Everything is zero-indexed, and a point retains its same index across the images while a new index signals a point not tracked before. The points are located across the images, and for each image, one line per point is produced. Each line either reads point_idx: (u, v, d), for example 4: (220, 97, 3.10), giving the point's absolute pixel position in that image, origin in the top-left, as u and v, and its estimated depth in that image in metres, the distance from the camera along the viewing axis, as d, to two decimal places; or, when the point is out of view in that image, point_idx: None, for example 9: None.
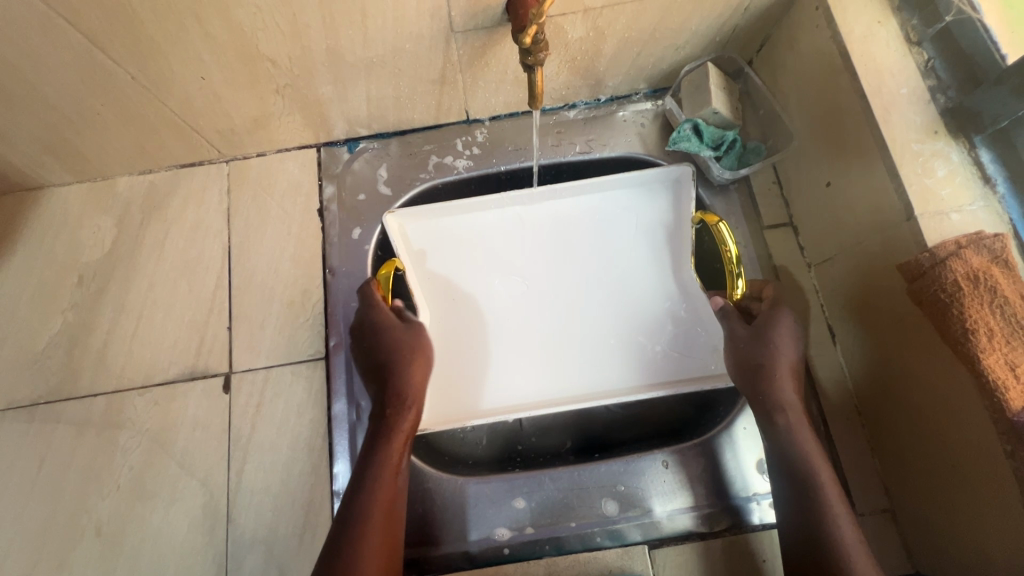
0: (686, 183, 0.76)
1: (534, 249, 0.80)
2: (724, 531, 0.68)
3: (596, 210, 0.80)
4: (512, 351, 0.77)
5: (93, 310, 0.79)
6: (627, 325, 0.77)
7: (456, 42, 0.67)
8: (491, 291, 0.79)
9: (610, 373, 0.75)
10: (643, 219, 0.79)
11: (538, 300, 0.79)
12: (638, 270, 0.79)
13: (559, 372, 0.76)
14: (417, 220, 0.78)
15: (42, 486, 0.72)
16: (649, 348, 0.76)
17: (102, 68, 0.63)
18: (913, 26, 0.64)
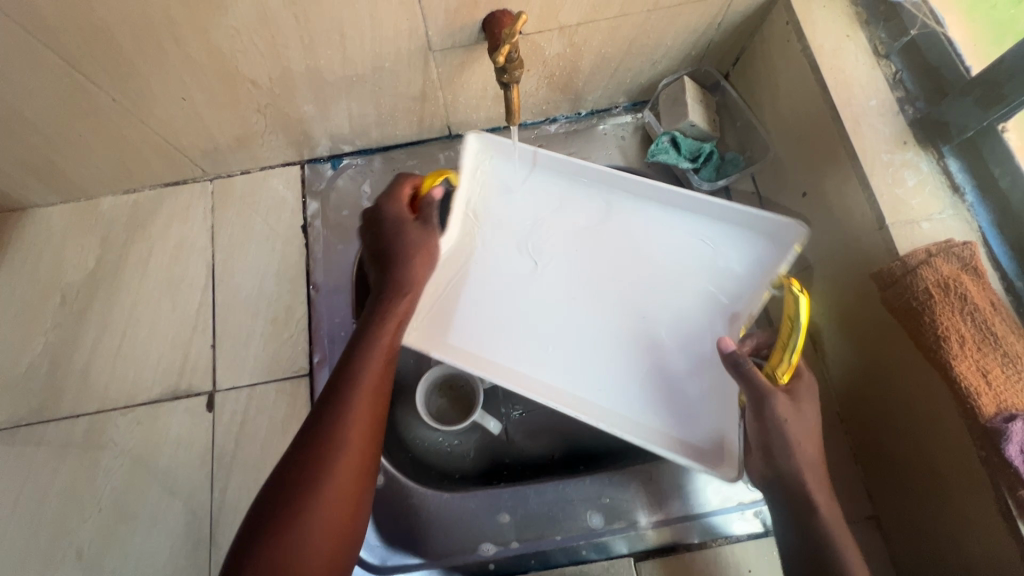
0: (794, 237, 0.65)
1: (577, 224, 0.73)
2: (709, 542, 0.68)
3: (667, 239, 0.70)
4: (512, 326, 0.69)
5: (76, 329, 0.79)
6: (644, 353, 0.68)
7: (434, 61, 0.68)
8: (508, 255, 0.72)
9: (601, 379, 0.67)
10: (717, 262, 0.69)
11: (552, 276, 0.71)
12: (682, 313, 0.68)
13: (546, 351, 0.68)
14: (488, 153, 0.74)
15: (24, 509, 0.71)
16: (655, 408, 0.65)
17: (84, 90, 0.63)
18: (881, 39, 0.66)
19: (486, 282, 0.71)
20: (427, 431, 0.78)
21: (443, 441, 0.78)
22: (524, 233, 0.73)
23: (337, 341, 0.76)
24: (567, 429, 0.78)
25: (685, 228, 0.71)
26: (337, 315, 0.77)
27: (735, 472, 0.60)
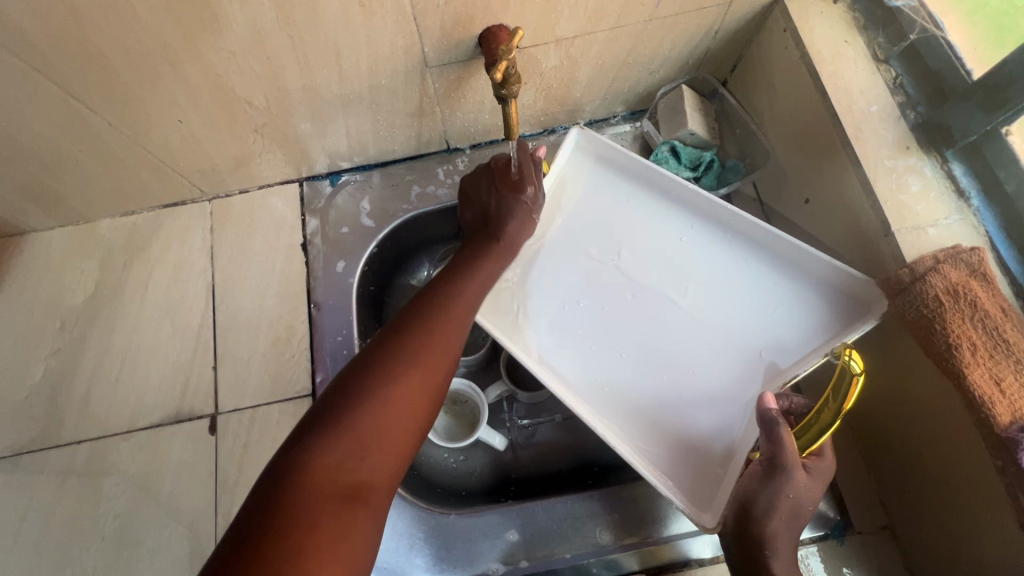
0: (868, 319, 0.59)
1: (649, 234, 0.71)
2: (723, 557, 0.66)
3: (729, 288, 0.67)
4: (570, 324, 0.68)
5: (75, 354, 0.78)
6: (670, 382, 0.64)
7: (431, 76, 0.68)
8: (574, 253, 0.71)
9: (629, 384, 0.65)
10: (774, 321, 0.64)
11: (611, 276, 0.70)
12: (721, 363, 0.64)
13: (594, 347, 0.67)
14: (583, 158, 0.75)
15: (26, 539, 0.70)
16: (665, 447, 0.61)
17: (79, 115, 0.63)
18: (879, 44, 0.66)
19: (547, 275, 0.70)
20: (432, 448, 0.78)
21: (447, 458, 0.78)
22: (596, 233, 0.72)
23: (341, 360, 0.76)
24: (575, 444, 0.78)
25: (748, 275, 0.67)
26: (341, 333, 0.78)
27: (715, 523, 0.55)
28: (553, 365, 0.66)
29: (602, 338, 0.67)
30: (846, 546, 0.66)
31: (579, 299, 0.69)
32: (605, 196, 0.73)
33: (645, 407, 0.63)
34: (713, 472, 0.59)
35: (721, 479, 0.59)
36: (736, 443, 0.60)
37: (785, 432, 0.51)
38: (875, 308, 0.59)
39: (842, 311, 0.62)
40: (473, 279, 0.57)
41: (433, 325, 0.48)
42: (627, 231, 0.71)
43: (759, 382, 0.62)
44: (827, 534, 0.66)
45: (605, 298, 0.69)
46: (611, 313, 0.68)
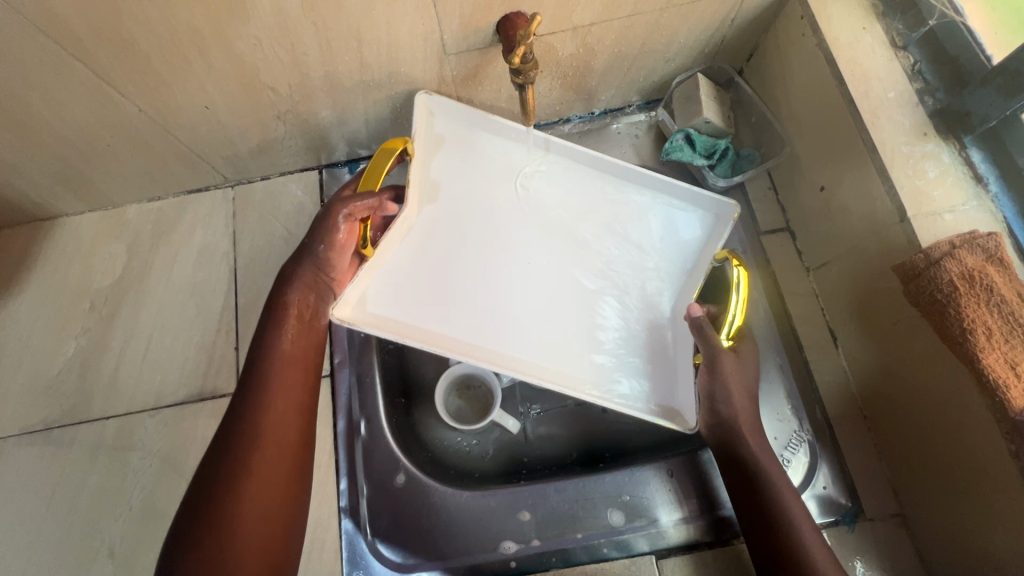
0: (728, 220, 0.70)
1: (526, 193, 0.75)
2: (731, 540, 0.68)
3: (625, 220, 0.74)
4: (487, 299, 0.71)
5: (104, 334, 0.81)
6: (603, 321, 0.72)
7: (449, 63, 0.69)
8: (448, 229, 0.72)
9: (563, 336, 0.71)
10: (666, 239, 0.73)
11: (494, 249, 0.73)
12: (634, 286, 0.73)
13: (504, 321, 0.70)
14: (447, 116, 0.72)
15: (58, 509, 0.73)
16: (619, 376, 0.69)
17: (111, 101, 0.65)
18: (898, 31, 0.65)
19: (434, 257, 0.71)
20: (446, 432, 0.79)
21: (462, 441, 0.78)
22: (460, 207, 0.73)
23: (358, 343, 0.77)
24: (586, 427, 0.78)
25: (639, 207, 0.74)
26: None
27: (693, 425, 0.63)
28: (478, 348, 0.67)
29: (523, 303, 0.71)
30: (856, 533, 0.66)
31: (464, 275, 0.71)
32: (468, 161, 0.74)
33: (581, 357, 0.70)
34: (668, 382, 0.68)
35: (675, 380, 0.68)
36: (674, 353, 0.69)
37: (712, 332, 0.63)
38: (727, 210, 0.70)
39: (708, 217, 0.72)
40: (278, 399, 0.58)
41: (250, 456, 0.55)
42: (494, 201, 0.74)
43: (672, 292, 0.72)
44: (837, 520, 0.67)
45: (518, 263, 0.73)
46: (503, 285, 0.72)
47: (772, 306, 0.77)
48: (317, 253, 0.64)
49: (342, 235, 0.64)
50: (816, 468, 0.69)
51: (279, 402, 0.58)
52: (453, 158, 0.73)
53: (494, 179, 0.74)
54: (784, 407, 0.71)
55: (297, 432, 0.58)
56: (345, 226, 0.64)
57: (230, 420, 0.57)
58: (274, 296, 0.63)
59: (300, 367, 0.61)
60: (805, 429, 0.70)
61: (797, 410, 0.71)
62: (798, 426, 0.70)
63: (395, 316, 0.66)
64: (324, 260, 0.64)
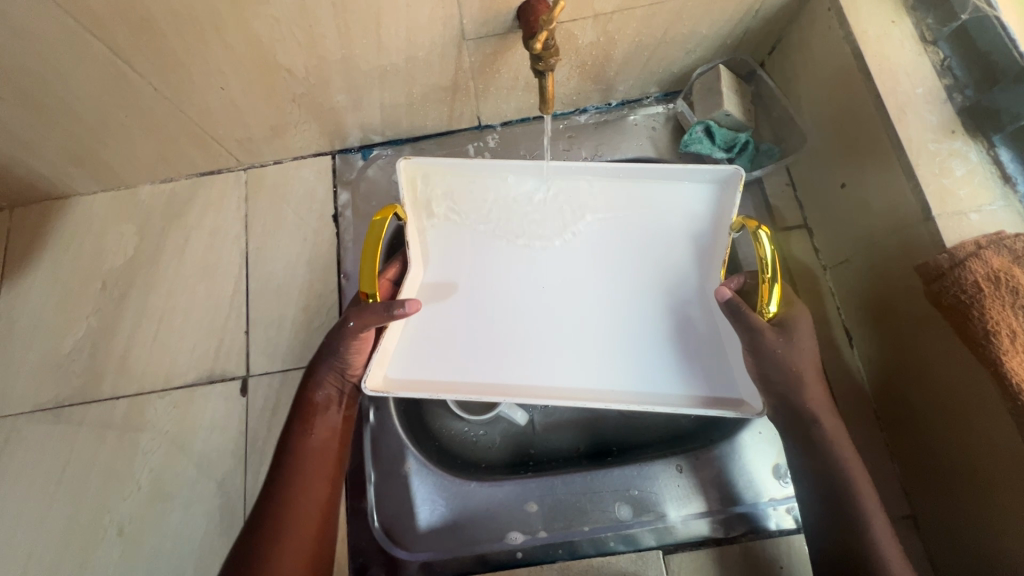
0: (733, 187, 0.63)
1: (531, 222, 0.70)
2: (741, 538, 0.68)
3: (636, 215, 0.68)
4: (520, 332, 0.67)
5: (115, 314, 0.81)
6: (647, 326, 0.66)
7: (468, 49, 0.68)
8: (467, 269, 0.69)
9: (604, 351, 0.65)
10: (682, 219, 0.67)
11: (516, 285, 0.69)
12: (668, 275, 0.67)
13: (543, 357, 0.66)
14: (424, 173, 0.67)
15: (67, 487, 0.74)
16: (665, 378, 0.63)
17: (126, 79, 0.65)
18: (928, 25, 0.64)
19: (457, 300, 0.68)
20: (453, 421, 0.78)
21: (469, 430, 0.78)
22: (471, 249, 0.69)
23: None
24: (593, 422, 0.78)
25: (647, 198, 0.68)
26: None
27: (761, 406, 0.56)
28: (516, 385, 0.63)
29: (562, 328, 0.67)
30: None
31: (492, 317, 0.67)
32: (467, 201, 0.69)
33: (623, 375, 0.64)
34: (721, 372, 0.62)
35: (729, 364, 0.62)
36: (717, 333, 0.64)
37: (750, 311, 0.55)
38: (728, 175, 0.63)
39: (710, 185, 0.65)
40: (305, 486, 0.57)
41: (278, 538, 0.54)
42: (507, 238, 0.70)
43: (703, 274, 0.66)
44: None
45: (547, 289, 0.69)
46: (533, 321, 0.68)
47: None
48: (336, 352, 0.59)
49: (360, 339, 0.58)
50: None
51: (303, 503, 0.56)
52: (440, 205, 0.69)
53: (488, 213, 0.69)
54: None
55: (319, 522, 0.57)
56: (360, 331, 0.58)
57: (254, 528, 0.55)
58: (301, 395, 0.61)
59: (329, 464, 0.59)
60: None
61: None
62: None
63: (426, 369, 0.63)
64: (344, 360, 0.60)
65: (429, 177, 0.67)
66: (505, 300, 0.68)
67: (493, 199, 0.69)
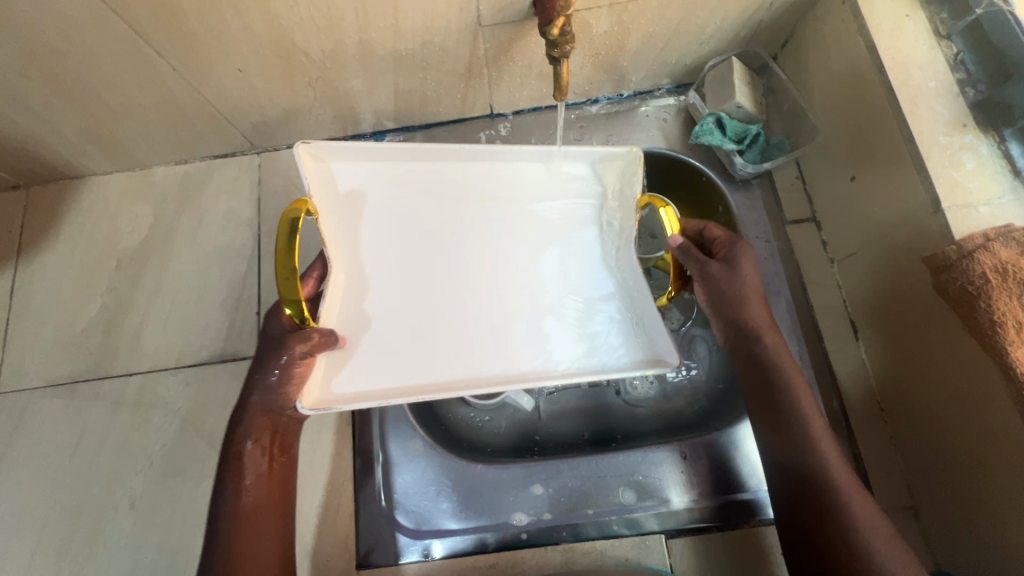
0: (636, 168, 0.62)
1: (453, 212, 0.66)
2: (742, 524, 0.68)
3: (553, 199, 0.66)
4: (471, 323, 0.63)
5: (130, 292, 0.82)
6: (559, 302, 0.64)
7: (484, 36, 0.69)
8: (393, 264, 0.64)
9: (527, 327, 0.63)
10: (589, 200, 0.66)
11: (454, 275, 0.65)
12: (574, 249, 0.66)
13: (503, 345, 0.62)
14: (331, 165, 0.61)
15: (80, 460, 0.75)
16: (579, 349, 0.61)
17: (146, 59, 0.65)
18: (943, 19, 0.64)
19: (391, 298, 0.63)
20: (460, 406, 0.79)
21: (475, 416, 0.79)
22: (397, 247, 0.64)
23: None
24: (597, 409, 0.79)
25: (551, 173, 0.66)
26: None
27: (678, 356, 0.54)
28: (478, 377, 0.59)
29: (503, 316, 0.63)
30: None
31: (437, 309, 0.63)
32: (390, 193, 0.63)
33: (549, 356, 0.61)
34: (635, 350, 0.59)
35: (644, 332, 0.60)
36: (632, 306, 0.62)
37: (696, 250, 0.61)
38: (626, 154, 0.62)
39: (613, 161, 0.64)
40: (248, 531, 0.56)
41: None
42: (433, 230, 0.65)
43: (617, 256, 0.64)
44: None
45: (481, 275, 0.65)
46: (473, 312, 0.63)
47: (794, 296, 0.77)
48: (265, 393, 0.56)
49: (302, 366, 0.55)
50: None
51: (248, 545, 0.56)
52: (345, 199, 0.62)
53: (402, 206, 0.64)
54: None
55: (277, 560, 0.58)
56: (299, 361, 0.54)
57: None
58: (229, 441, 0.59)
59: (273, 508, 0.59)
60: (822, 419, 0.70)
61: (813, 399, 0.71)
62: None
63: (365, 378, 0.58)
64: (272, 402, 0.57)
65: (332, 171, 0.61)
66: (450, 295, 0.64)
67: (406, 189, 0.64)
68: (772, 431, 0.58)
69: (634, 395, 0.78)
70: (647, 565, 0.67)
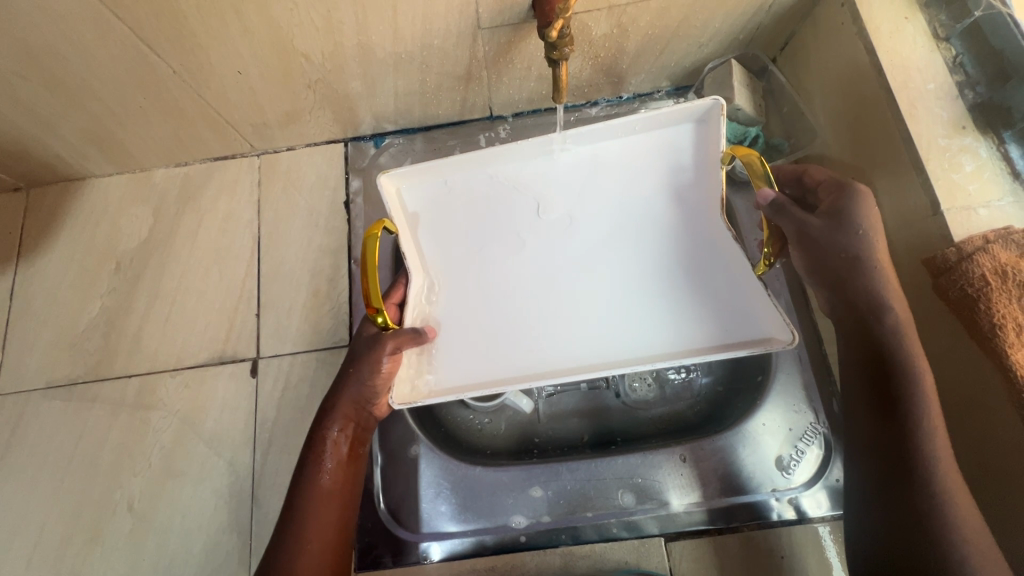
0: (717, 119, 0.59)
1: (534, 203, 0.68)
2: (742, 527, 0.68)
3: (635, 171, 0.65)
4: (563, 309, 0.65)
5: (129, 294, 0.82)
6: (653, 274, 0.64)
7: (483, 38, 0.69)
8: (482, 257, 0.68)
9: (620, 304, 0.64)
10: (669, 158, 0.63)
11: (542, 264, 0.67)
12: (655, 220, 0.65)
13: (596, 327, 0.64)
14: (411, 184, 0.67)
15: (79, 462, 0.75)
16: (677, 324, 0.62)
17: (147, 61, 0.66)
18: (941, 22, 0.64)
19: (485, 288, 0.67)
20: (460, 408, 0.79)
21: (474, 418, 0.78)
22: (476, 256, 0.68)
23: None
24: (597, 412, 0.79)
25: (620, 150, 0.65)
26: None
27: (791, 334, 0.53)
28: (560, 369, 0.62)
29: (600, 297, 0.65)
30: None
31: (529, 297, 0.67)
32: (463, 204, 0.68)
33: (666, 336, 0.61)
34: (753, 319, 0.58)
35: (741, 303, 0.59)
36: (727, 275, 0.61)
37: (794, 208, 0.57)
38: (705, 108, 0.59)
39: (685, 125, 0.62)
40: (314, 516, 0.58)
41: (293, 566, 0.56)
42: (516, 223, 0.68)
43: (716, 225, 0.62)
44: None
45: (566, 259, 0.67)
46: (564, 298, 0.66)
47: (795, 298, 0.76)
48: (364, 381, 0.61)
49: (391, 363, 0.60)
50: (830, 461, 0.69)
51: (315, 527, 0.58)
52: (427, 206, 0.68)
53: (485, 203, 0.68)
54: (799, 396, 0.71)
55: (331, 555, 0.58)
56: (390, 357, 0.59)
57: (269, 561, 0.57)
58: (313, 430, 0.62)
59: (336, 503, 0.60)
60: (821, 423, 0.70)
61: (813, 403, 0.71)
62: (813, 419, 0.70)
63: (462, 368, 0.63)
64: (367, 392, 0.61)
65: (408, 185, 0.67)
66: (540, 284, 0.67)
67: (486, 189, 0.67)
68: (876, 416, 0.54)
69: (635, 397, 0.78)
70: (647, 568, 0.67)
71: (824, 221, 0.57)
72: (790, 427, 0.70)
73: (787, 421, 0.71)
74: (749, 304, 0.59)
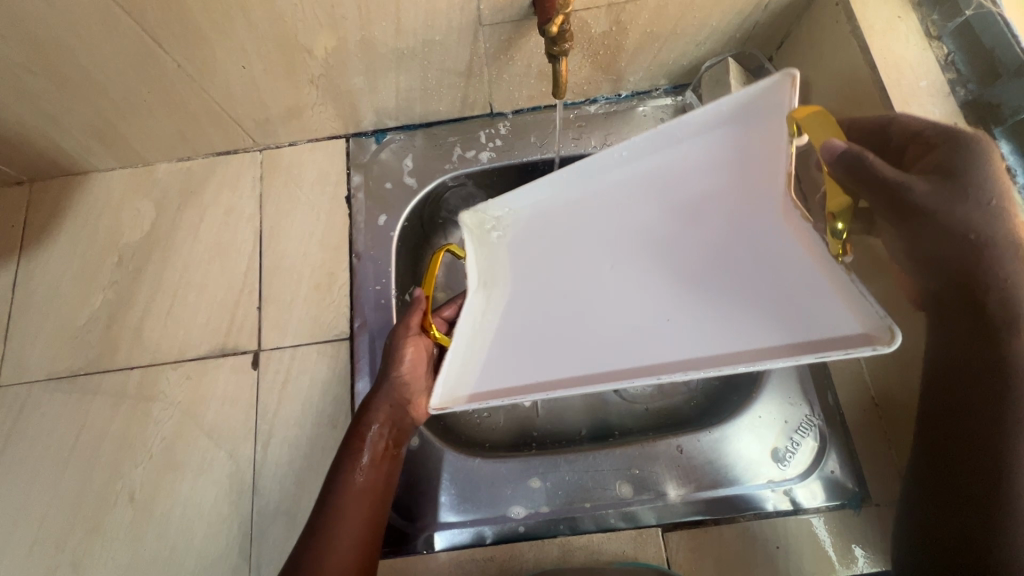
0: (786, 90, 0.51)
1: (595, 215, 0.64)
2: (739, 518, 0.69)
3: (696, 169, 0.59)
4: (627, 328, 0.59)
5: (131, 287, 0.83)
6: (722, 290, 0.57)
7: (484, 35, 0.70)
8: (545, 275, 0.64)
9: (685, 323, 0.57)
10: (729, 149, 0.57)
11: (605, 281, 0.63)
12: (719, 228, 0.59)
13: (657, 344, 0.56)
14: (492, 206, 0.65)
15: (80, 453, 0.75)
16: (747, 338, 0.52)
17: (152, 55, 0.66)
18: (933, 21, 0.65)
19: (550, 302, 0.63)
20: None
21: (473, 412, 0.80)
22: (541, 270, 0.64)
23: (380, 309, 0.79)
24: (595, 406, 0.80)
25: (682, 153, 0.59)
26: (380, 283, 0.81)
27: (890, 332, 0.41)
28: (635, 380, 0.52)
29: (660, 313, 0.59)
30: (862, 516, 0.67)
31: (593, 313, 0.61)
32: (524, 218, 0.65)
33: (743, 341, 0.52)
34: (824, 312, 0.48)
35: (824, 311, 0.48)
36: (805, 281, 0.51)
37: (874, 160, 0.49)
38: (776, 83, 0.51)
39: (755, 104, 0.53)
40: (352, 505, 0.60)
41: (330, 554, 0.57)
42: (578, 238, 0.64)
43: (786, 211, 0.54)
44: (843, 504, 0.68)
45: (627, 276, 0.62)
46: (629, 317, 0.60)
47: None
48: (398, 377, 0.66)
49: (414, 351, 0.67)
50: (825, 453, 0.70)
51: (352, 517, 0.60)
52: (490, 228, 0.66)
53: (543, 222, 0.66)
54: (794, 389, 0.72)
55: (364, 546, 0.59)
56: (410, 347, 0.66)
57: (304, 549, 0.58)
58: (352, 430, 0.65)
59: (373, 498, 0.62)
60: (816, 415, 0.71)
61: (808, 395, 0.72)
62: (808, 411, 0.71)
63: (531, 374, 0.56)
64: (400, 388, 0.66)
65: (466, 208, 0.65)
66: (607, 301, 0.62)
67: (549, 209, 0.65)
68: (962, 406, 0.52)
69: (633, 392, 0.80)
70: (644, 561, 0.67)
71: (934, 185, 0.51)
72: (786, 420, 0.71)
73: (782, 413, 0.71)
74: (832, 310, 0.47)
